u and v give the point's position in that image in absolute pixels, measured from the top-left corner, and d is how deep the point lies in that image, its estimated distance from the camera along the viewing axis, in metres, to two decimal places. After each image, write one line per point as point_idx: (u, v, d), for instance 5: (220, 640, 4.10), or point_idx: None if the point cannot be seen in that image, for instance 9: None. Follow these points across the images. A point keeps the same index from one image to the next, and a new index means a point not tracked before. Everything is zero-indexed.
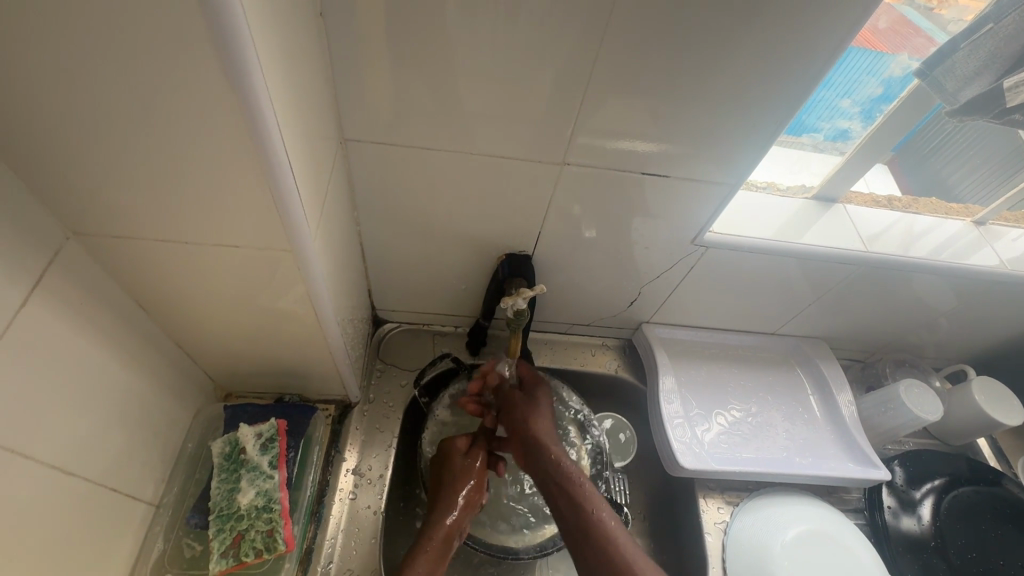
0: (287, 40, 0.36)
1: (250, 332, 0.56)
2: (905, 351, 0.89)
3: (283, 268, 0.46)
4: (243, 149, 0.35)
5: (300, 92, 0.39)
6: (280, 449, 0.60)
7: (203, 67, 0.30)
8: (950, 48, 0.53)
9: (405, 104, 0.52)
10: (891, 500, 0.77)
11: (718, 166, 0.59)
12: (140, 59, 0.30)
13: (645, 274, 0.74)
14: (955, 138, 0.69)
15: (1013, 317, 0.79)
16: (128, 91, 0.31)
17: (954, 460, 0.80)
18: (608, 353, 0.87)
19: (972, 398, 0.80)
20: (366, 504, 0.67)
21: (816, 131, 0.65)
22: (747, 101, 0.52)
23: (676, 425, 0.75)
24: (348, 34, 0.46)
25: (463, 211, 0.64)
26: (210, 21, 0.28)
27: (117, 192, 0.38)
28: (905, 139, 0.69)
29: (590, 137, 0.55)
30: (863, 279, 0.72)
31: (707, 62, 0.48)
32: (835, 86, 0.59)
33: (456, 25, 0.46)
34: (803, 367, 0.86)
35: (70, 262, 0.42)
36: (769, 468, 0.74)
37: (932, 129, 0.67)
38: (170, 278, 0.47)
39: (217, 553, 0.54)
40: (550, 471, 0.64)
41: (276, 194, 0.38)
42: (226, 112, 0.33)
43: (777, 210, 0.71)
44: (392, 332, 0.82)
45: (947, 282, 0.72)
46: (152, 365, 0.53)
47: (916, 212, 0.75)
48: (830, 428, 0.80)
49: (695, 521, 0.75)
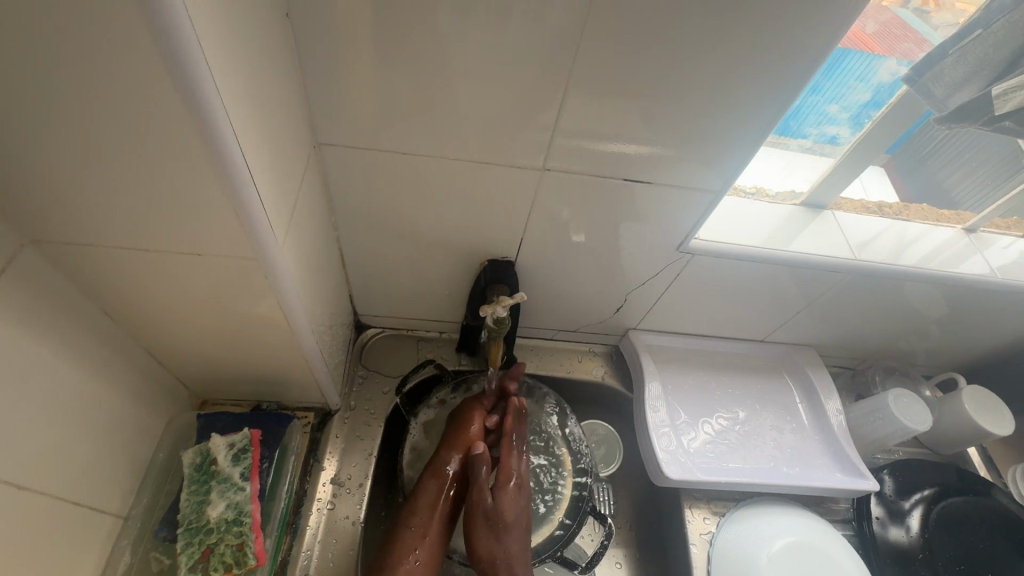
0: (246, 41, 0.34)
1: (222, 339, 0.55)
2: (896, 359, 0.88)
3: (250, 275, 0.45)
4: (200, 153, 0.34)
5: (262, 94, 0.38)
6: (253, 459, 0.59)
7: (152, 69, 0.29)
8: (939, 54, 0.52)
9: (380, 107, 0.50)
10: (880, 510, 0.76)
11: (703, 171, 0.57)
12: (85, 61, 0.28)
13: (630, 279, 0.73)
14: (949, 142, 0.68)
15: (1004, 325, 0.78)
16: (76, 93, 0.30)
17: (944, 469, 0.79)
18: (595, 360, 0.86)
19: (962, 407, 0.79)
20: (345, 514, 0.65)
21: (805, 136, 0.65)
22: (730, 106, 0.51)
23: (662, 433, 0.74)
24: (319, 35, 0.45)
25: (444, 216, 0.62)
26: (155, 19, 0.27)
27: (72, 197, 0.36)
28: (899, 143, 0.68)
29: (571, 141, 0.54)
30: (851, 286, 0.71)
31: (688, 66, 0.47)
32: (824, 91, 0.58)
33: (430, 27, 0.44)
34: (791, 374, 0.85)
35: (27, 269, 0.40)
36: (757, 477, 0.73)
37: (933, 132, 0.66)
38: (134, 284, 0.46)
39: (186, 568, 0.53)
40: None
41: (238, 200, 0.37)
42: (180, 115, 0.31)
43: (765, 216, 0.70)
44: (375, 338, 0.81)
45: (938, 290, 0.71)
46: (119, 373, 0.51)
47: (906, 219, 0.74)
48: (818, 437, 0.79)
49: (680, 531, 0.74)
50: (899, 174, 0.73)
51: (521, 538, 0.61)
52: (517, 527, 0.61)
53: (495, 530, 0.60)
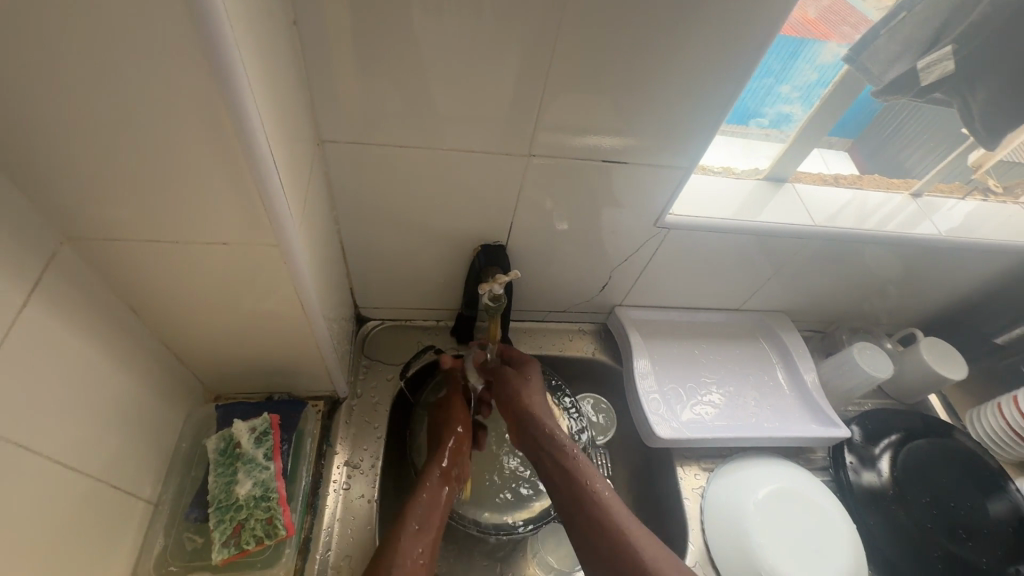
0: (263, 45, 0.38)
1: (237, 330, 0.58)
2: (861, 319, 0.95)
3: (268, 264, 0.49)
4: (231, 147, 0.38)
5: (277, 94, 0.42)
6: (274, 441, 0.62)
7: (191, 67, 0.33)
8: (873, 35, 0.59)
9: (379, 105, 0.55)
10: (852, 457, 0.83)
11: (674, 151, 0.63)
12: (131, 62, 0.32)
13: (613, 258, 0.78)
14: (908, 122, 0.77)
15: (953, 279, 0.86)
16: (118, 95, 0.34)
17: (909, 416, 0.86)
18: (585, 338, 0.91)
19: (921, 358, 0.86)
20: (360, 493, 0.69)
21: (761, 116, 0.71)
22: (697, 88, 0.56)
23: (652, 399, 0.80)
24: (320, 39, 0.49)
25: (438, 207, 0.67)
26: (196, 22, 0.31)
27: (109, 194, 0.40)
28: (860, 126, 0.78)
29: (552, 132, 0.59)
30: (814, 252, 0.78)
31: (656, 54, 0.52)
32: (775, 73, 0.65)
33: (420, 27, 0.49)
34: (767, 339, 0.91)
35: (64, 266, 0.43)
36: (741, 433, 0.79)
37: (889, 111, 0.75)
38: (159, 280, 0.49)
39: (219, 544, 0.56)
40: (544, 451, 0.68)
41: (261, 189, 0.41)
42: (214, 111, 0.35)
43: (733, 192, 0.76)
44: (375, 329, 0.85)
45: (891, 251, 0.78)
46: (142, 365, 0.54)
47: (860, 188, 0.81)
48: (794, 394, 0.86)
49: (673, 488, 0.79)
50: (864, 153, 0.82)
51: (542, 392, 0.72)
52: (535, 383, 0.72)
53: (523, 380, 0.72)
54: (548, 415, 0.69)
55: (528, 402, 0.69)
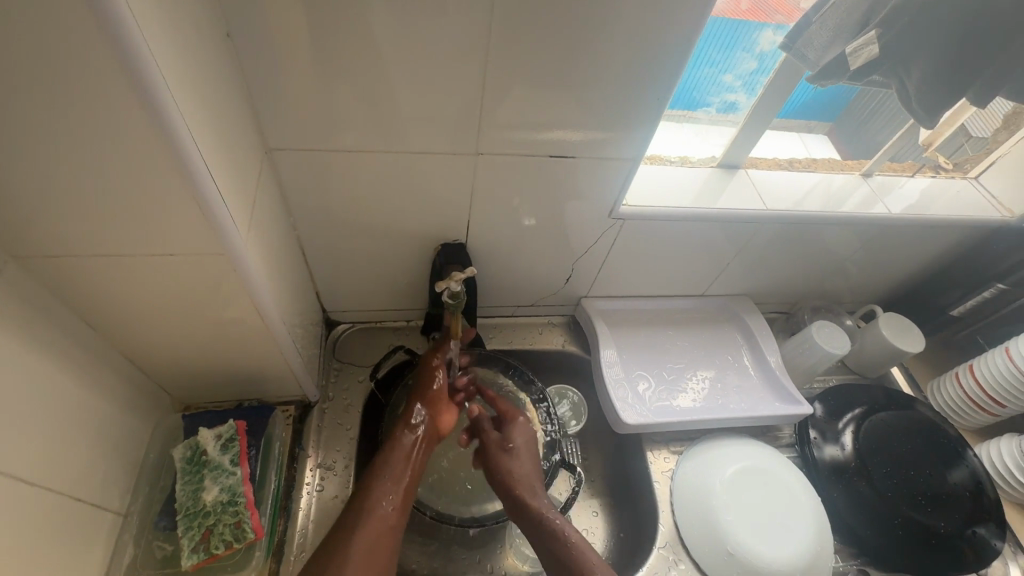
0: (189, 59, 0.39)
1: (197, 340, 0.59)
2: (823, 298, 0.97)
3: (219, 273, 0.49)
4: (165, 160, 0.39)
5: (210, 106, 0.43)
6: (241, 447, 0.63)
7: (114, 84, 0.34)
8: (806, 22, 0.60)
9: (323, 111, 0.56)
10: (815, 432, 0.85)
11: (621, 143, 0.64)
12: (53, 81, 0.33)
13: (574, 251, 0.79)
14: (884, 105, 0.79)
15: (906, 255, 0.89)
16: (46, 115, 0.35)
17: (871, 390, 0.89)
18: (555, 330, 0.93)
19: (880, 333, 0.89)
20: (333, 494, 0.70)
21: (708, 105, 0.74)
22: (635, 81, 0.58)
23: (618, 386, 0.82)
24: (257, 50, 0.50)
25: (395, 208, 0.68)
26: (112, 40, 0.32)
27: (50, 212, 0.41)
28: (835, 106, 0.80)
29: (499, 130, 0.60)
30: (769, 236, 0.80)
31: (589, 50, 0.54)
32: (716, 63, 0.68)
33: (354, 34, 0.50)
34: (731, 322, 0.93)
35: (13, 285, 0.44)
36: (706, 415, 0.81)
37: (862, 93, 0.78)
38: (112, 294, 0.50)
39: (188, 550, 0.57)
40: (533, 524, 0.65)
41: (200, 199, 0.42)
42: (142, 125, 0.36)
43: (687, 180, 0.77)
44: (346, 333, 0.85)
45: (844, 231, 0.81)
46: (103, 379, 0.55)
47: (813, 171, 0.83)
48: (758, 375, 0.88)
49: (645, 472, 0.82)
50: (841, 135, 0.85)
51: (530, 457, 0.72)
52: (524, 449, 0.72)
53: (509, 442, 0.72)
54: (537, 486, 0.68)
55: (516, 471, 0.69)
